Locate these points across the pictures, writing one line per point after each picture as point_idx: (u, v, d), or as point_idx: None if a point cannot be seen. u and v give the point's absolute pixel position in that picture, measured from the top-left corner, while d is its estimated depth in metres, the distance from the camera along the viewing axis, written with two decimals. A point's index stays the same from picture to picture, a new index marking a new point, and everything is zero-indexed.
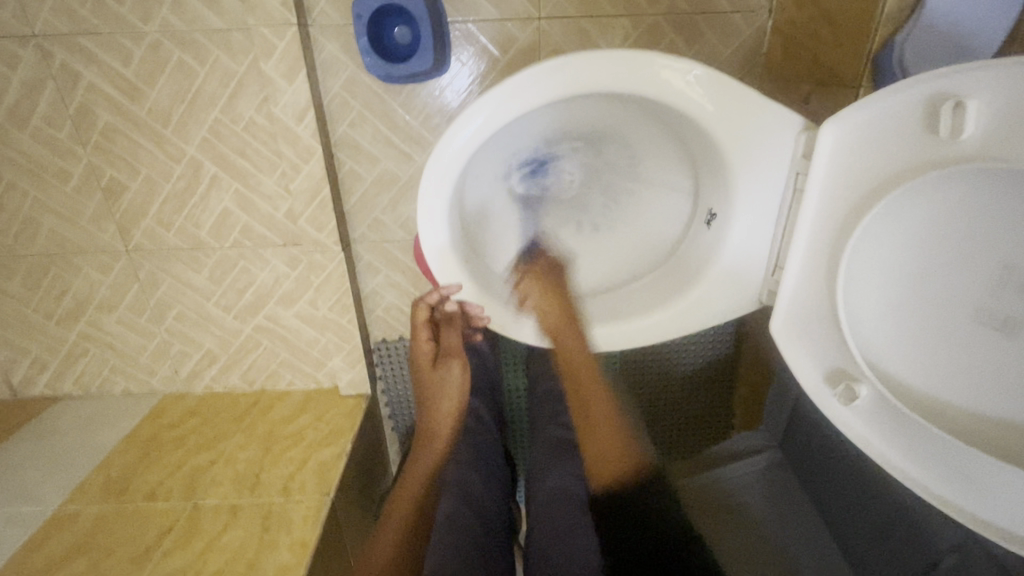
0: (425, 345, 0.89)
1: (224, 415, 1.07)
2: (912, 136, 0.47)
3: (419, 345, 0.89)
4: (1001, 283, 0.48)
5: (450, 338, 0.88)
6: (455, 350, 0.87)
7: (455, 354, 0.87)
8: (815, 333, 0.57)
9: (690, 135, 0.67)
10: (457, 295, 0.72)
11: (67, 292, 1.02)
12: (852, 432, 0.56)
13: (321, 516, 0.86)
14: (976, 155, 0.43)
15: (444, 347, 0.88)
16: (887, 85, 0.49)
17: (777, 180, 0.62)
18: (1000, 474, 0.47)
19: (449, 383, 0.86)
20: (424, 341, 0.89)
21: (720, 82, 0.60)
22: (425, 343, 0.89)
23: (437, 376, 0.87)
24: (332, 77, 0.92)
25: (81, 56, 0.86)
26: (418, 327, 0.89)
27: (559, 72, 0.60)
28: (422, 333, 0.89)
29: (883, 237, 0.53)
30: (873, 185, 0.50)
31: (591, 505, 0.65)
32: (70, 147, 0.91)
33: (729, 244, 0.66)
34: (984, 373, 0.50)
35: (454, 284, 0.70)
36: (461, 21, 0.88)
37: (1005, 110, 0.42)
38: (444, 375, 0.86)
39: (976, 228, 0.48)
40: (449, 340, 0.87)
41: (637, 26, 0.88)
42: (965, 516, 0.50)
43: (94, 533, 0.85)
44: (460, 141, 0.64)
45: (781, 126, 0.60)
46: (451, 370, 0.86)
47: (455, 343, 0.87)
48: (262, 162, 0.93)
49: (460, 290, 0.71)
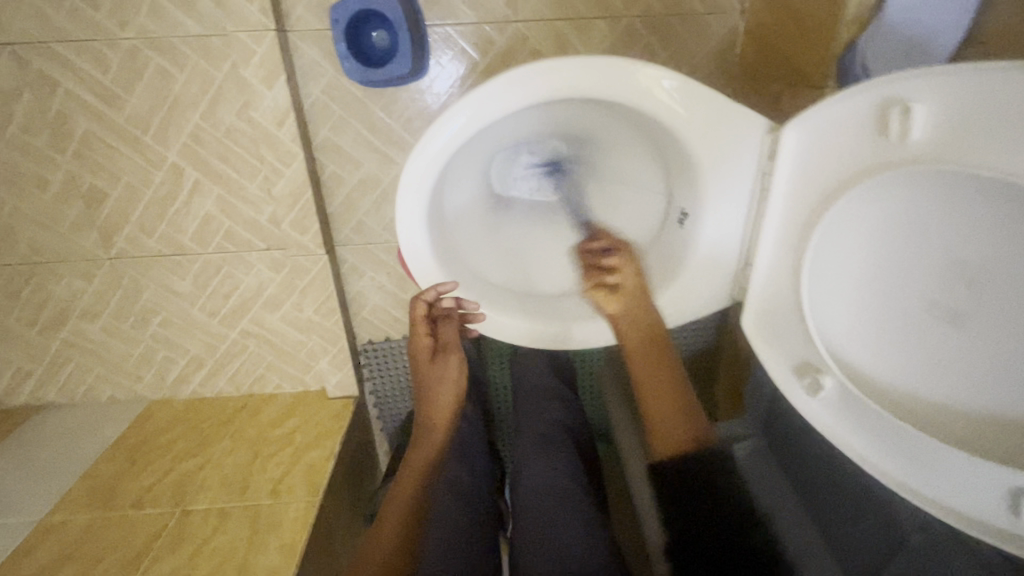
0: (423, 338, 0.83)
1: (212, 419, 1.07)
2: (868, 139, 0.49)
3: (417, 339, 0.83)
4: (949, 276, 0.50)
5: (449, 333, 0.82)
6: (453, 345, 0.83)
7: (453, 350, 0.83)
8: (784, 328, 0.59)
9: (663, 137, 0.69)
10: (455, 291, 0.75)
11: (50, 300, 1.02)
12: (820, 424, 0.57)
13: (309, 518, 0.87)
14: (925, 158, 0.45)
15: (442, 342, 0.83)
16: (844, 90, 0.50)
17: (745, 179, 0.64)
18: (954, 459, 0.50)
19: (449, 378, 0.83)
20: (422, 335, 0.83)
21: (688, 85, 0.62)
22: (423, 338, 0.83)
23: (435, 371, 0.83)
24: (311, 81, 0.93)
25: (57, 63, 0.86)
26: (416, 322, 0.82)
27: (536, 78, 0.61)
28: (420, 327, 0.83)
29: (844, 237, 0.55)
30: (836, 184, 0.52)
31: (573, 497, 0.68)
32: (48, 154, 0.91)
33: (702, 242, 0.68)
34: (937, 363, 0.53)
35: (450, 282, 0.73)
36: (439, 25, 0.89)
37: (949, 114, 0.44)
38: (442, 370, 0.83)
39: (932, 226, 0.50)
40: (448, 335, 0.82)
41: (614, 27, 0.89)
42: (924, 500, 0.52)
43: (84, 540, 0.85)
44: (437, 145, 0.65)
45: (749, 128, 0.62)
46: (450, 366, 0.83)
47: (454, 338, 0.82)
48: (244, 166, 0.94)
49: (456, 286, 0.73)
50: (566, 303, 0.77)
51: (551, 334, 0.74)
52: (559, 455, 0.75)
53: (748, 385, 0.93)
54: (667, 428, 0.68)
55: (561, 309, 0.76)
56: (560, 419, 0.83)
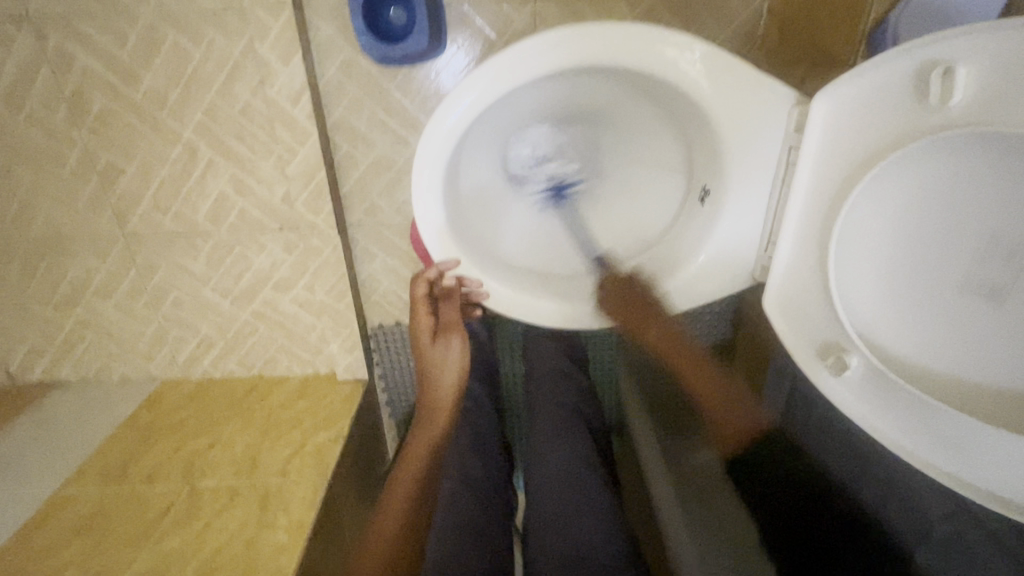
0: (424, 319, 0.84)
1: (222, 400, 1.07)
2: (905, 104, 0.48)
3: (418, 319, 0.84)
4: (990, 248, 0.49)
5: (451, 313, 0.82)
6: (454, 324, 0.83)
7: (454, 329, 0.83)
8: (813, 317, 0.58)
9: (685, 111, 0.68)
10: (455, 271, 0.73)
11: (64, 278, 1.02)
12: (849, 411, 0.57)
13: (318, 498, 0.86)
14: (969, 119, 0.44)
15: (443, 321, 0.83)
16: (879, 56, 0.50)
17: (769, 152, 0.63)
18: (998, 446, 0.48)
19: (449, 359, 0.84)
20: (423, 315, 0.84)
21: (718, 58, 0.60)
22: (424, 318, 0.84)
23: (437, 351, 0.84)
24: (328, 60, 0.92)
25: (75, 37, 0.85)
26: (417, 302, 0.83)
27: (557, 47, 0.60)
28: (420, 307, 0.84)
29: (875, 210, 0.55)
30: (868, 153, 0.51)
31: (588, 480, 0.67)
32: (65, 130, 0.91)
33: (723, 222, 0.67)
34: (979, 342, 0.52)
35: (450, 261, 0.71)
36: (456, 4, 0.88)
37: (994, 71, 0.43)
38: (443, 350, 0.84)
39: (977, 198, 0.49)
40: (448, 314, 0.82)
41: (634, 8, 0.87)
42: (959, 484, 0.51)
43: (94, 515, 0.85)
44: (453, 119, 0.64)
45: (775, 101, 0.61)
46: (451, 345, 0.83)
47: (454, 318, 0.82)
48: (259, 145, 0.93)
49: (457, 265, 0.72)
50: (578, 283, 0.77)
51: (564, 313, 0.73)
52: (573, 439, 0.73)
53: (766, 374, 0.91)
54: (730, 421, 0.74)
55: (575, 290, 0.75)
56: (577, 403, 0.81)
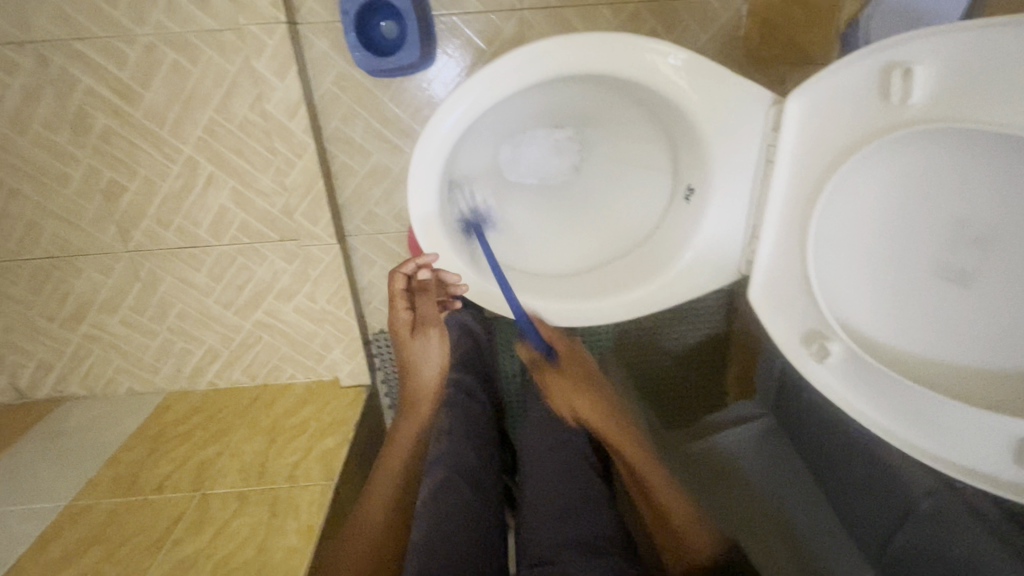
0: (402, 314, 0.87)
1: (229, 409, 1.09)
2: (870, 102, 0.52)
3: (396, 314, 0.87)
4: (956, 237, 0.53)
5: (427, 307, 0.87)
6: (432, 318, 0.87)
7: (432, 323, 0.87)
8: (796, 304, 0.61)
9: (667, 113, 0.70)
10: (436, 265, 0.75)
11: (70, 295, 1.04)
12: (835, 397, 0.59)
13: (326, 500, 0.89)
14: (930, 116, 0.48)
15: (421, 316, 0.87)
16: (844, 57, 0.53)
17: (749, 152, 0.65)
18: (966, 422, 0.52)
19: (429, 352, 0.86)
20: (400, 310, 0.87)
21: (697, 63, 0.63)
22: (402, 312, 0.86)
23: (415, 345, 0.86)
24: (322, 74, 0.95)
25: (76, 61, 0.88)
26: (394, 297, 0.87)
27: (544, 55, 0.63)
28: (398, 302, 0.87)
29: (849, 203, 0.58)
30: (839, 149, 0.54)
31: (581, 468, 0.69)
32: (68, 150, 0.94)
33: (708, 219, 0.69)
34: (949, 324, 0.55)
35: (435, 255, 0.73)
36: (446, 15, 0.90)
37: (949, 71, 0.46)
38: (423, 346, 0.86)
39: (943, 189, 0.52)
40: (426, 308, 0.87)
41: (618, 14, 0.90)
42: (935, 460, 0.54)
43: (108, 524, 0.87)
44: (445, 128, 0.66)
45: (754, 103, 0.63)
46: (430, 339, 0.86)
47: (432, 312, 0.87)
48: (257, 159, 0.95)
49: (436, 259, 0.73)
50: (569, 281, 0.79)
51: (558, 310, 0.75)
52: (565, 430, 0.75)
53: (759, 365, 0.93)
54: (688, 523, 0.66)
55: (567, 286, 0.78)
56: None
